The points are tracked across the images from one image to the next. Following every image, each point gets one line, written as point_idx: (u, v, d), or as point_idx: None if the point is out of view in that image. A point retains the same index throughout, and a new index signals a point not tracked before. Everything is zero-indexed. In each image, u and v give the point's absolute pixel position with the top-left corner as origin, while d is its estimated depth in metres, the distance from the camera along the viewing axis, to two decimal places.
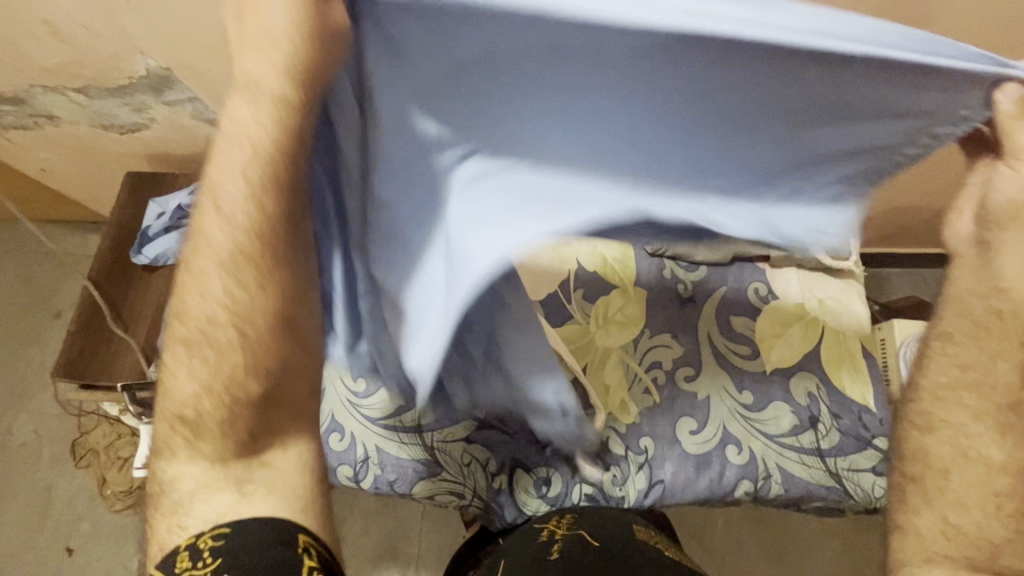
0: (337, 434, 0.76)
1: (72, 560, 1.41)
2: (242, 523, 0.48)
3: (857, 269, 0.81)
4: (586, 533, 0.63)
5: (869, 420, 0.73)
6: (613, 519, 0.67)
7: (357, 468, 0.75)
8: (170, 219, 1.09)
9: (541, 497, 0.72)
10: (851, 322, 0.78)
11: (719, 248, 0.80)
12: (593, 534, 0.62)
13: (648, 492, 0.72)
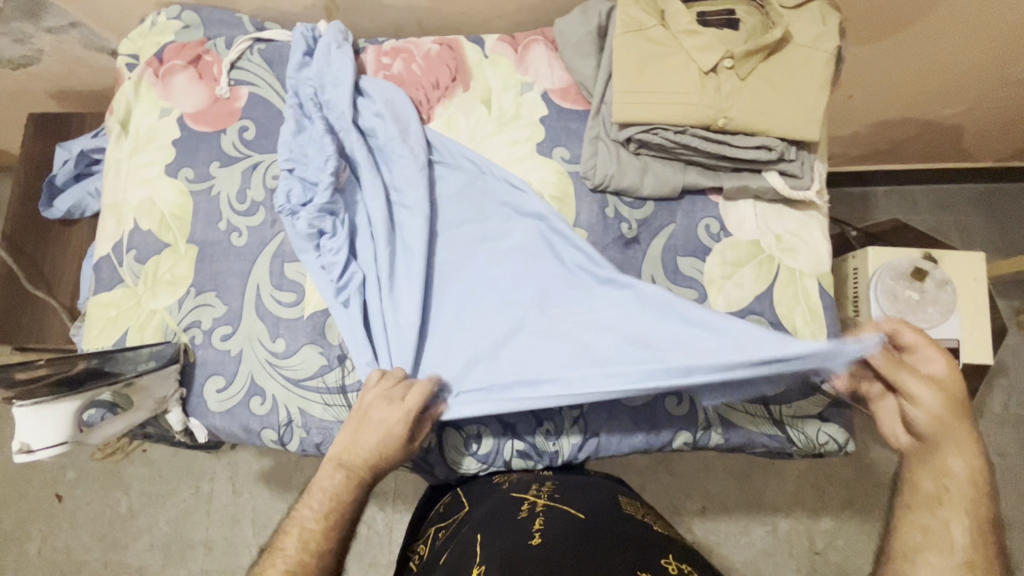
0: (258, 398, 0.72)
1: (62, 505, 1.55)
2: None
3: (820, 202, 0.71)
4: (569, 507, 0.66)
5: None
6: (594, 490, 0.72)
7: (279, 427, 0.72)
8: (77, 166, 0.98)
9: (471, 454, 0.69)
10: (809, 260, 0.70)
11: (665, 181, 0.70)
12: (577, 508, 0.66)
13: (583, 445, 0.69)
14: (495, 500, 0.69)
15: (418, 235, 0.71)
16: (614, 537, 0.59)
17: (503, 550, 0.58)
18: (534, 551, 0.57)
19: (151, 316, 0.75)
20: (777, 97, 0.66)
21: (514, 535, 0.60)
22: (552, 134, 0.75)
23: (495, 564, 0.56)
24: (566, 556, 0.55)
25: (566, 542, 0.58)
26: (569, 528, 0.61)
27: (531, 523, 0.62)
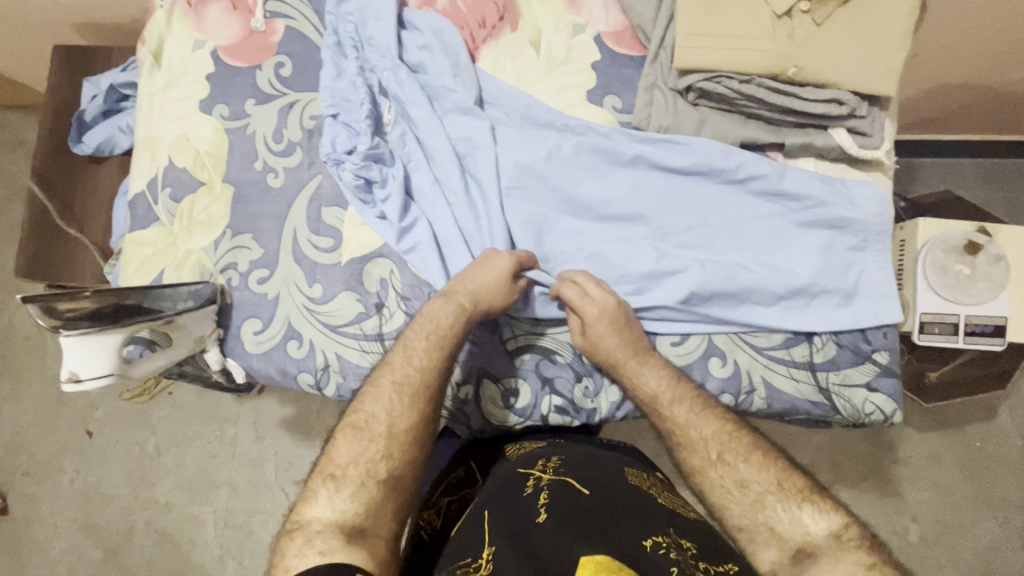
0: (295, 341, 0.72)
1: (93, 442, 1.60)
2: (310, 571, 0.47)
3: (891, 163, 0.66)
4: (574, 480, 0.63)
5: (871, 332, 0.66)
6: (600, 462, 0.68)
7: (315, 371, 0.71)
8: (106, 102, 0.95)
9: (508, 408, 0.68)
10: None
11: (723, 135, 0.66)
12: (583, 481, 0.63)
13: (621, 404, 0.68)
14: (500, 473, 0.68)
15: (488, 163, 0.69)
16: (624, 515, 0.57)
17: (512, 529, 0.57)
18: (540, 532, 0.55)
19: (187, 256, 0.74)
20: (854, 47, 0.61)
21: (519, 514, 0.59)
22: (604, 81, 0.71)
23: (504, 550, 0.55)
24: (577, 533, 0.54)
25: (574, 520, 0.56)
26: (576, 503, 0.59)
27: (536, 499, 0.61)
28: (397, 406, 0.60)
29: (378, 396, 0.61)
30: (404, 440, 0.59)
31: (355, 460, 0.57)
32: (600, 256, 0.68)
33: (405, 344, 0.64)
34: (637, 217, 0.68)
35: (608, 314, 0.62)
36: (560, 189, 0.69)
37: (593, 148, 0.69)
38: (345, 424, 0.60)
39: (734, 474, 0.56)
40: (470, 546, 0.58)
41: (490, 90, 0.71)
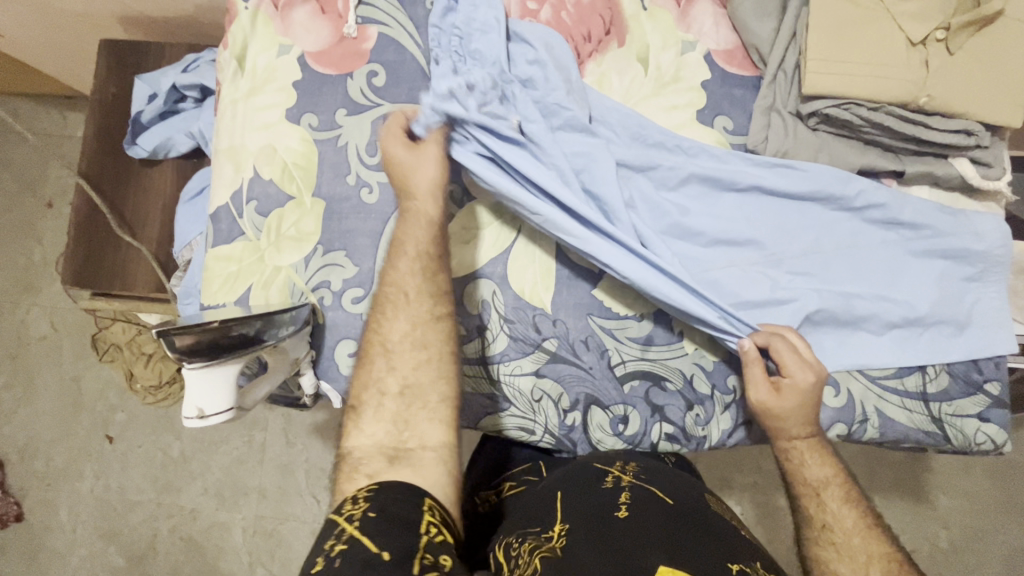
0: None
1: (113, 447, 1.52)
2: (386, 485, 0.51)
3: (1007, 193, 0.66)
4: (656, 488, 0.59)
5: (984, 363, 0.66)
6: (682, 479, 0.63)
7: None
8: (165, 104, 0.91)
9: (617, 435, 0.67)
10: None
11: (843, 161, 0.65)
12: (667, 491, 0.59)
13: (732, 430, 0.68)
14: (575, 463, 0.65)
15: (610, 180, 0.66)
16: (703, 531, 0.53)
17: (586, 515, 0.55)
18: (617, 526, 0.53)
19: (276, 273, 0.71)
20: (986, 78, 0.61)
21: (596, 501, 0.57)
22: (714, 101, 0.70)
23: (574, 529, 0.54)
24: (651, 540, 0.51)
25: (653, 523, 0.53)
26: (657, 511, 0.55)
27: (616, 495, 0.58)
28: (397, 326, 0.61)
29: (383, 320, 0.61)
30: (404, 351, 0.60)
31: (367, 382, 0.60)
32: (715, 281, 0.66)
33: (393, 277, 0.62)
34: (751, 240, 0.66)
35: (792, 394, 0.61)
36: (670, 210, 0.67)
37: (704, 172, 0.67)
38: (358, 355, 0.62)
39: (863, 569, 0.55)
40: (542, 519, 0.58)
41: (597, 108, 0.69)
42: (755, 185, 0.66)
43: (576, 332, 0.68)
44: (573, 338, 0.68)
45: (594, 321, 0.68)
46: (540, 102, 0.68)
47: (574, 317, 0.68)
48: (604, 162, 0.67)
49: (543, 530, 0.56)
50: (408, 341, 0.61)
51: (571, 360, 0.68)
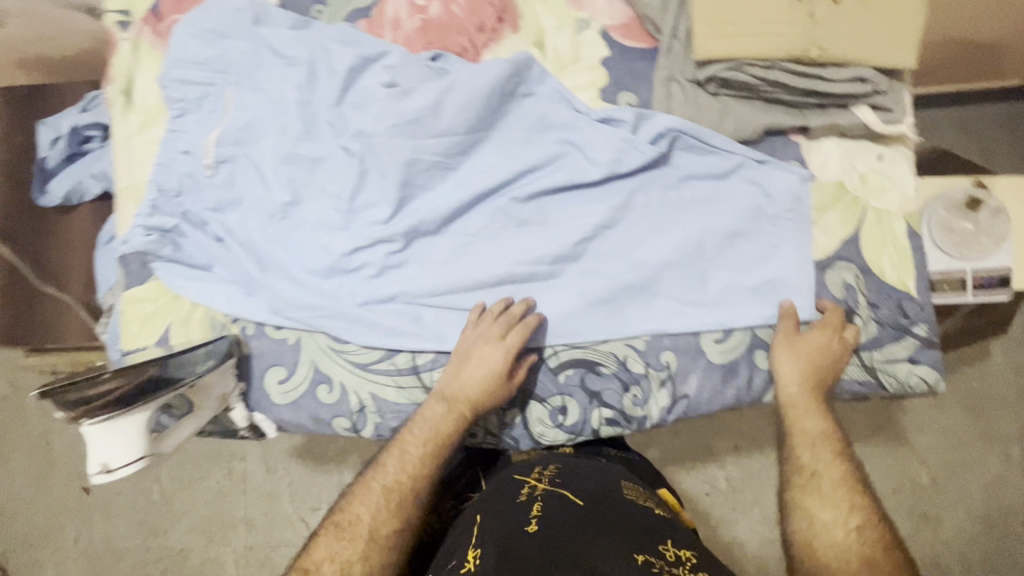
0: (325, 385, 0.68)
1: (92, 498, 1.49)
2: None
3: (912, 134, 0.66)
4: (570, 492, 0.61)
5: (909, 307, 0.66)
6: (602, 473, 0.66)
7: (356, 415, 0.68)
8: (70, 146, 0.88)
9: (558, 426, 0.67)
10: (897, 200, 0.67)
11: (748, 122, 0.65)
12: (579, 492, 0.61)
13: (672, 407, 0.67)
14: (498, 479, 0.67)
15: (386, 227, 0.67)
16: (612, 528, 0.55)
17: (500, 532, 0.56)
18: (523, 539, 0.55)
19: (194, 308, 0.69)
20: (874, 23, 0.60)
21: (511, 517, 0.58)
22: (555, 93, 0.68)
23: (489, 544, 0.55)
24: (554, 547, 0.53)
25: (559, 529, 0.55)
26: (565, 517, 0.57)
27: (528, 508, 0.59)
28: (382, 509, 0.60)
29: (367, 498, 0.60)
30: (390, 513, 0.60)
31: (326, 540, 0.58)
32: (441, 282, 0.67)
33: (410, 420, 0.65)
34: (448, 279, 0.67)
35: (804, 352, 0.63)
36: (469, 243, 0.68)
37: (500, 202, 0.68)
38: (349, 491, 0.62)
39: (844, 521, 0.56)
40: (461, 544, 0.59)
41: (380, 128, 0.66)
42: (554, 212, 0.68)
43: None
44: None
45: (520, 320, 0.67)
46: (300, 138, 0.68)
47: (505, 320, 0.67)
48: (383, 196, 0.67)
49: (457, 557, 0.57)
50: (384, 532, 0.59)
51: None
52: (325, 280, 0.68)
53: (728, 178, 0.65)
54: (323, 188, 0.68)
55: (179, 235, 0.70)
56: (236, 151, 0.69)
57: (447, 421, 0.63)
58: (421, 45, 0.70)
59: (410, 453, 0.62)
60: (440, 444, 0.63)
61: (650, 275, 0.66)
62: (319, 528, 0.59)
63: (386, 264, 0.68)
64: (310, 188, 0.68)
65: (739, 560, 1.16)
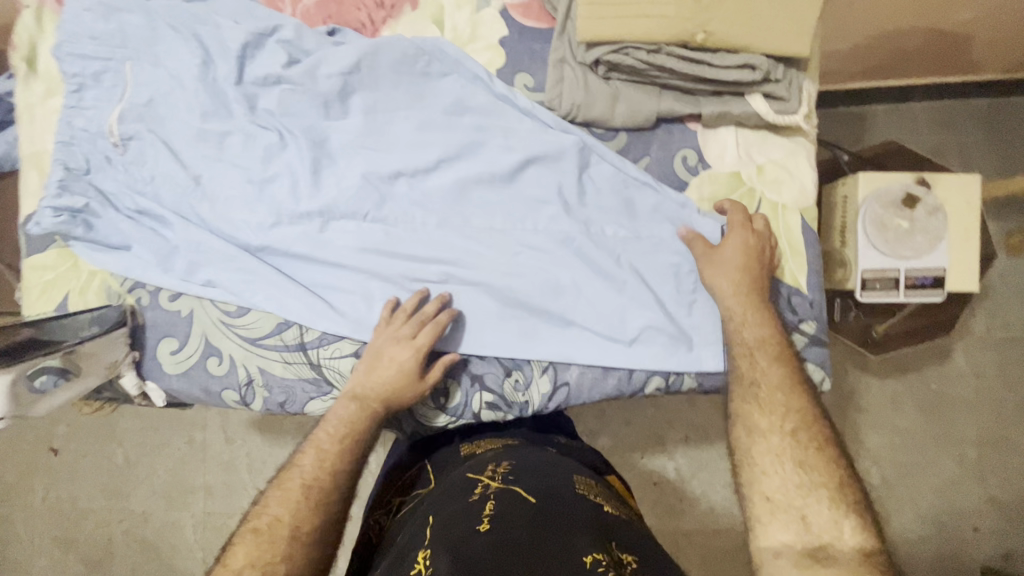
0: (215, 358, 0.69)
1: (58, 459, 1.53)
2: None
3: (809, 125, 0.64)
4: (521, 488, 0.61)
5: (798, 303, 0.65)
6: (553, 465, 0.67)
7: (244, 388, 0.69)
8: None
9: (439, 408, 0.67)
10: (793, 192, 0.65)
11: (638, 109, 0.63)
12: (529, 489, 0.61)
13: (553, 394, 0.67)
14: (451, 479, 0.67)
15: (298, 201, 0.67)
16: (562, 526, 0.55)
17: (452, 537, 0.55)
18: (477, 542, 0.54)
19: (91, 277, 0.70)
20: (763, 7, 0.58)
21: (464, 518, 0.58)
22: (466, 74, 0.66)
23: (442, 548, 0.54)
24: (509, 555, 0.52)
25: (514, 531, 0.55)
26: (518, 516, 0.57)
27: (481, 508, 0.59)
28: (301, 504, 0.54)
29: (284, 497, 0.55)
30: (314, 500, 0.55)
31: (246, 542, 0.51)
32: (355, 256, 0.67)
33: (324, 417, 0.61)
34: (360, 254, 0.67)
35: (735, 261, 0.60)
36: (384, 220, 0.67)
37: (405, 182, 0.67)
38: (268, 488, 0.56)
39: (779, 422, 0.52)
40: (414, 547, 0.58)
41: (293, 104, 0.67)
42: (466, 196, 0.66)
43: None
44: None
45: None
46: (206, 115, 0.67)
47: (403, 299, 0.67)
48: (298, 171, 0.67)
49: (407, 564, 0.55)
50: (310, 523, 0.53)
51: None
52: (240, 251, 0.68)
53: (625, 174, 0.65)
54: (235, 163, 0.67)
55: (93, 215, 0.68)
56: (140, 127, 0.67)
57: (358, 404, 0.61)
58: (319, 20, 0.70)
59: (326, 443, 0.59)
60: (356, 433, 0.60)
61: (541, 261, 0.65)
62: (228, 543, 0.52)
63: (297, 239, 0.67)
64: (227, 160, 0.68)
65: (677, 547, 1.14)
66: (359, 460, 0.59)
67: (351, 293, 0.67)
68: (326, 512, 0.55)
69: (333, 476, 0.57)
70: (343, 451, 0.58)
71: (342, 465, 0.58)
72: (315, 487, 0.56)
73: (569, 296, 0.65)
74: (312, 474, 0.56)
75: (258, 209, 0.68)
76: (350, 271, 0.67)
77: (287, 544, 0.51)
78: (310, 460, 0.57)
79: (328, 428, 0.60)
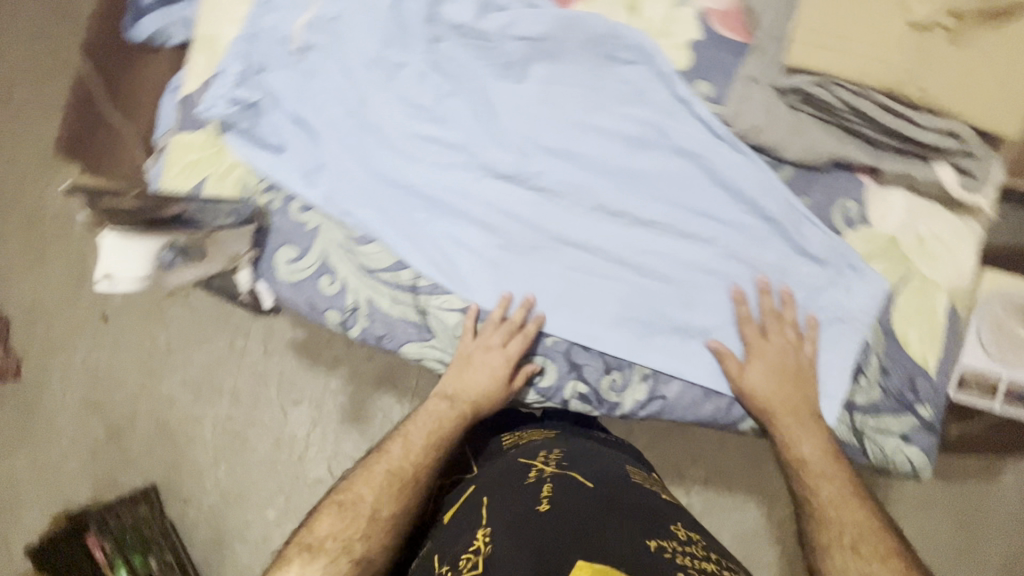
0: (328, 277, 0.70)
1: None
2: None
3: (984, 209, 0.62)
4: (577, 475, 0.64)
5: (921, 385, 0.62)
6: (601, 459, 0.69)
7: (348, 314, 0.70)
8: None
9: (531, 384, 0.67)
10: (947, 271, 0.62)
11: (818, 146, 0.61)
12: (586, 476, 0.64)
13: (646, 403, 0.66)
14: (501, 463, 0.68)
15: (454, 148, 0.68)
16: (621, 510, 0.58)
17: (509, 517, 0.57)
18: (538, 520, 0.56)
19: (232, 168, 0.72)
20: (982, 79, 0.57)
21: (521, 500, 0.60)
22: (653, 68, 0.65)
23: (503, 530, 0.56)
24: (572, 531, 0.54)
25: (573, 511, 0.57)
26: (577, 498, 0.59)
27: (539, 490, 0.61)
28: (385, 492, 0.63)
29: (369, 478, 0.64)
30: (393, 489, 0.63)
31: (334, 514, 0.62)
32: (492, 216, 0.67)
33: (414, 416, 0.68)
34: (498, 215, 0.67)
35: (767, 362, 0.62)
36: (531, 188, 0.67)
37: (559, 157, 0.66)
38: (359, 466, 0.66)
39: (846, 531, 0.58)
40: (469, 530, 0.60)
41: (473, 53, 0.67)
42: (616, 188, 0.66)
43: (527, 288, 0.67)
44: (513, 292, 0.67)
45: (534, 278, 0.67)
46: (388, 43, 0.68)
47: (526, 269, 0.67)
48: (461, 119, 0.68)
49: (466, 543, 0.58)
50: (388, 511, 0.62)
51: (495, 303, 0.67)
52: (383, 181, 0.69)
53: (781, 206, 0.63)
54: (402, 97, 0.68)
55: (258, 112, 0.70)
56: (322, 38, 0.69)
57: (448, 410, 0.67)
58: None
59: (414, 439, 0.66)
60: (442, 434, 0.66)
61: (674, 271, 0.65)
62: (317, 508, 0.63)
63: (441, 184, 0.68)
64: (395, 90, 0.68)
65: None
66: (439, 458, 0.66)
67: (477, 251, 0.68)
68: (404, 505, 0.63)
69: (416, 470, 0.65)
70: (427, 450, 0.66)
71: (426, 462, 0.65)
72: (397, 476, 0.64)
73: (692, 311, 0.65)
74: (399, 463, 0.65)
75: (411, 146, 0.68)
76: (484, 228, 0.67)
77: (367, 524, 0.61)
78: (394, 451, 0.66)
79: (414, 425, 0.67)
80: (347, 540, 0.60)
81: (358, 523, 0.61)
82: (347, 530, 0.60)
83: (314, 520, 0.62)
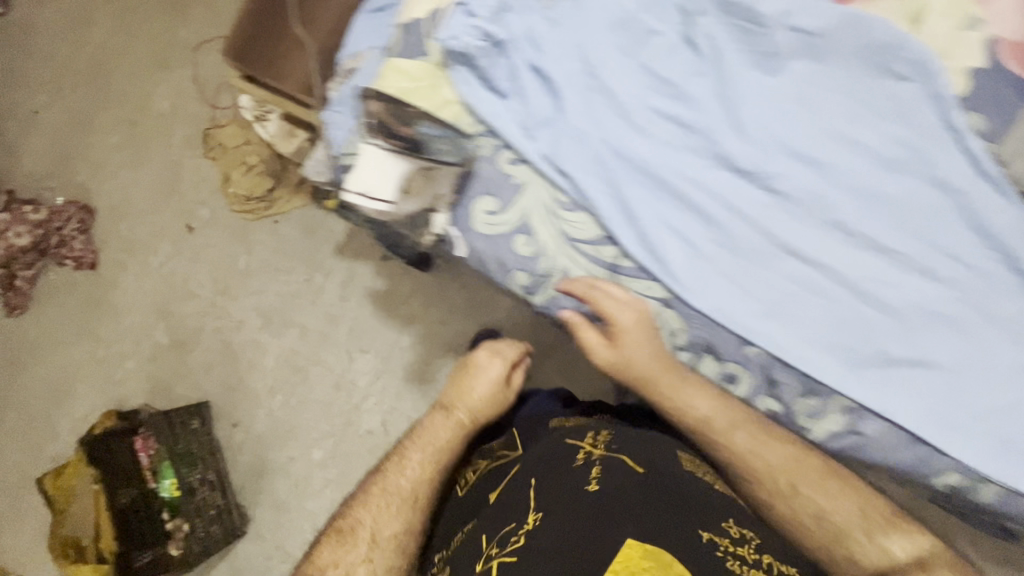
0: (525, 237, 0.67)
1: None
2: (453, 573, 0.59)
3: None
4: (629, 458, 0.65)
5: None
6: (658, 442, 0.69)
7: (540, 279, 0.68)
8: None
9: (723, 389, 0.69)
10: None
11: None
12: (637, 459, 0.65)
13: (840, 434, 0.64)
14: (548, 442, 0.70)
15: (692, 131, 0.64)
16: (670, 501, 0.60)
17: (554, 499, 0.61)
18: (586, 506, 0.59)
19: (445, 104, 0.68)
20: None
21: (570, 482, 0.62)
22: (928, 87, 0.61)
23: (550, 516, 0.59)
24: (613, 515, 0.57)
25: (620, 497, 0.59)
26: (627, 483, 0.61)
27: (588, 471, 0.63)
28: (392, 509, 0.73)
29: (369, 505, 0.73)
30: (398, 502, 0.73)
31: (345, 535, 0.71)
32: (719, 209, 0.63)
33: (408, 440, 0.80)
34: (725, 210, 0.63)
35: (682, 378, 0.69)
36: (765, 189, 0.63)
37: (803, 161, 0.62)
38: (360, 492, 0.75)
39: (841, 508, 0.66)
40: (513, 511, 0.63)
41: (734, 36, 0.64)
42: (858, 207, 0.62)
43: (740, 292, 0.63)
44: (725, 293, 0.63)
45: (749, 283, 0.63)
46: (646, 8, 0.65)
47: (744, 273, 0.63)
48: (705, 101, 0.64)
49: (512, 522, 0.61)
50: (392, 520, 0.72)
51: (702, 302, 0.63)
52: (609, 149, 0.65)
53: None
54: (647, 66, 0.65)
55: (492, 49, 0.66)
56: None
57: (440, 429, 0.80)
58: None
59: (415, 456, 0.77)
60: (438, 445, 0.78)
61: (902, 305, 0.61)
62: (320, 539, 0.72)
63: (671, 164, 0.64)
64: (642, 59, 0.65)
65: None
66: (436, 468, 0.77)
67: (694, 243, 0.64)
68: (405, 513, 0.73)
69: (411, 484, 0.75)
70: (422, 462, 0.77)
71: (421, 479, 0.75)
72: (396, 489, 0.74)
73: (914, 352, 0.61)
74: (401, 483, 0.74)
75: (646, 118, 0.64)
76: (707, 221, 0.64)
77: (377, 535, 0.71)
78: (393, 471, 0.76)
79: (410, 447, 0.78)
80: (359, 555, 0.69)
81: (364, 534, 0.71)
82: (359, 544, 0.70)
83: (322, 549, 0.70)
